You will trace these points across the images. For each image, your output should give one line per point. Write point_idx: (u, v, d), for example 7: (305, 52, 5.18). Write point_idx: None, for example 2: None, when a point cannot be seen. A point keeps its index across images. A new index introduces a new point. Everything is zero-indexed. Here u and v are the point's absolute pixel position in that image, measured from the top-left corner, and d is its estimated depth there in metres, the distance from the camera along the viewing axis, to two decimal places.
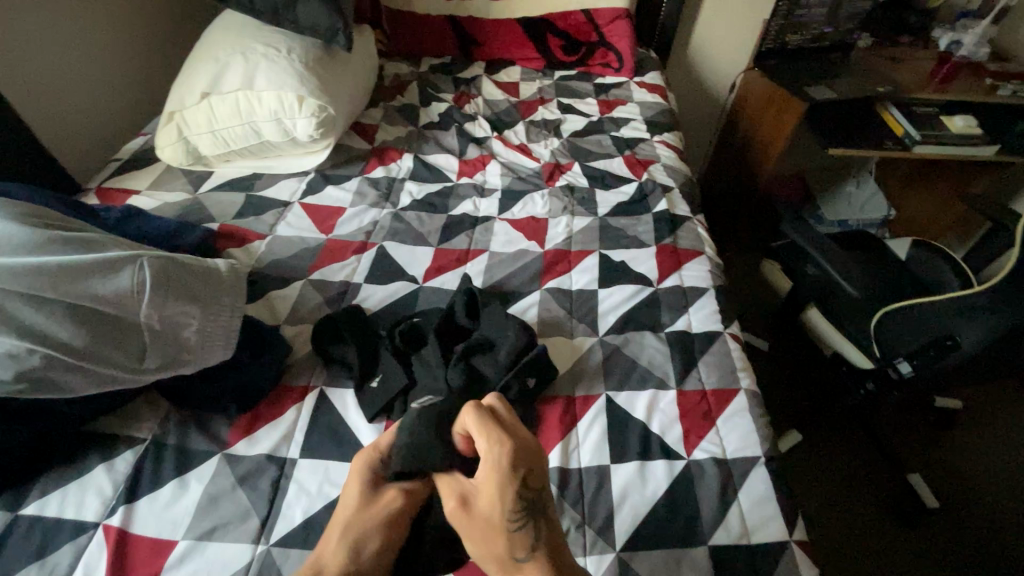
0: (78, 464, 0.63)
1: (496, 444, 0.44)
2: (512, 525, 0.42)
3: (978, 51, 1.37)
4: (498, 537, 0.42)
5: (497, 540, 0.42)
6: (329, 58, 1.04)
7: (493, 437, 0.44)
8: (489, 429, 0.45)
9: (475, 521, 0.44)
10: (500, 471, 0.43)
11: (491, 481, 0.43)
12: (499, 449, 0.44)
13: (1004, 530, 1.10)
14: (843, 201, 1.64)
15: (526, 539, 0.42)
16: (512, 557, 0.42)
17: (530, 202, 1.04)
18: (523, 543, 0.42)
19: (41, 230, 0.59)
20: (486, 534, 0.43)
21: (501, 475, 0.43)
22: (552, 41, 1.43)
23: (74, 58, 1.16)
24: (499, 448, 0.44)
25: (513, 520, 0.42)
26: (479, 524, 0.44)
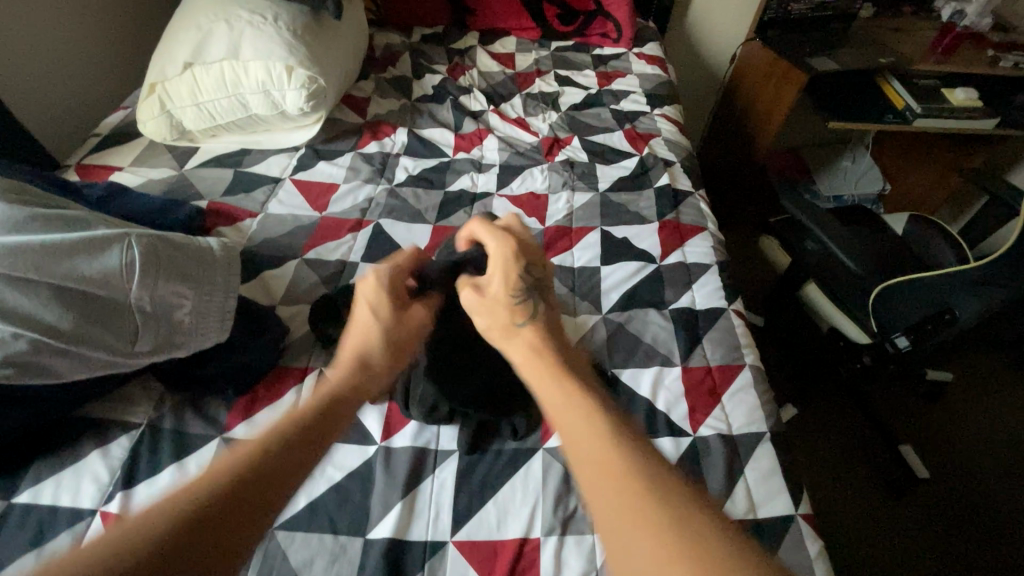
0: (72, 451, 0.61)
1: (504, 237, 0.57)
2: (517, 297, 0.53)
3: (981, 22, 1.33)
4: (503, 309, 0.53)
5: (505, 312, 0.53)
6: (319, 26, 1.00)
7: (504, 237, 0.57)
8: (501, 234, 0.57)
9: (486, 305, 0.54)
10: (507, 253, 0.55)
11: (499, 258, 0.56)
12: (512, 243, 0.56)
13: (992, 497, 1.13)
14: (840, 175, 1.64)
15: (524, 310, 0.53)
16: (512, 324, 0.52)
17: (530, 178, 1.02)
18: (524, 311, 0.53)
19: (21, 208, 0.56)
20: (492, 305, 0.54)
21: (506, 258, 0.55)
22: (548, 10, 1.38)
23: (47, 25, 1.10)
24: (506, 239, 0.56)
25: (516, 293, 0.54)
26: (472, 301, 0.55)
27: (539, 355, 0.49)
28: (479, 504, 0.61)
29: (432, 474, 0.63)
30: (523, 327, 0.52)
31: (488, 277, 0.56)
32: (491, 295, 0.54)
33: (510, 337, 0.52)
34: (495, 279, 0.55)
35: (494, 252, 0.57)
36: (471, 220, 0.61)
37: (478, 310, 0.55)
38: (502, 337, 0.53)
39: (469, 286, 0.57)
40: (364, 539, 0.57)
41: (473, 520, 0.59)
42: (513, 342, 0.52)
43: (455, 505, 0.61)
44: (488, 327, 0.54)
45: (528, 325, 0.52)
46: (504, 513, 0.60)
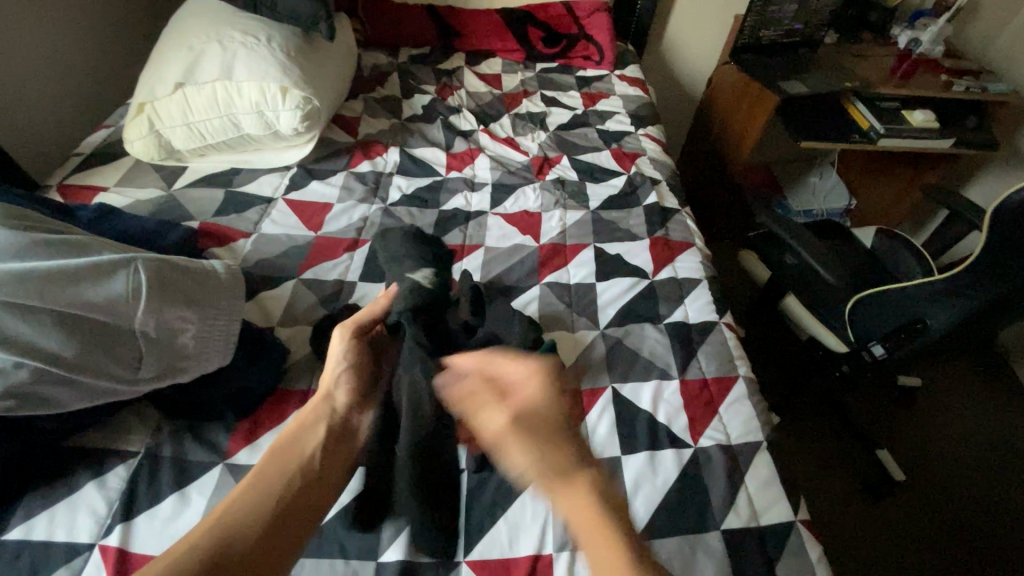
0: (66, 483, 0.59)
1: (546, 359, 0.57)
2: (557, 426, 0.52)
3: (934, 49, 1.42)
4: (549, 444, 0.50)
5: (550, 452, 0.49)
6: (311, 48, 1.00)
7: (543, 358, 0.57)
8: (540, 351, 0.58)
9: (523, 432, 0.51)
10: (548, 380, 0.55)
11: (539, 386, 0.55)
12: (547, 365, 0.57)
13: (965, 496, 1.19)
14: (810, 191, 1.73)
15: (569, 448, 0.50)
16: (568, 464, 0.48)
17: (522, 197, 1.04)
18: (570, 451, 0.50)
19: (22, 233, 0.55)
20: (537, 440, 0.50)
21: (551, 388, 0.54)
22: (533, 33, 1.43)
23: (25, 42, 1.07)
24: (545, 358, 0.57)
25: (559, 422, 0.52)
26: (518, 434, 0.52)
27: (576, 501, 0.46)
28: (490, 522, 0.61)
29: None
30: (577, 469, 0.48)
31: (533, 399, 0.53)
32: (531, 422, 0.52)
33: (559, 483, 0.48)
34: (532, 400, 0.54)
35: (533, 369, 0.56)
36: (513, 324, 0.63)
37: (520, 439, 0.50)
38: (551, 480, 0.48)
39: (511, 409, 0.52)
40: (376, 563, 0.57)
41: (485, 539, 0.59)
42: (567, 485, 0.47)
43: (465, 524, 0.61)
44: (533, 467, 0.49)
45: (584, 468, 0.49)
46: (515, 531, 0.60)
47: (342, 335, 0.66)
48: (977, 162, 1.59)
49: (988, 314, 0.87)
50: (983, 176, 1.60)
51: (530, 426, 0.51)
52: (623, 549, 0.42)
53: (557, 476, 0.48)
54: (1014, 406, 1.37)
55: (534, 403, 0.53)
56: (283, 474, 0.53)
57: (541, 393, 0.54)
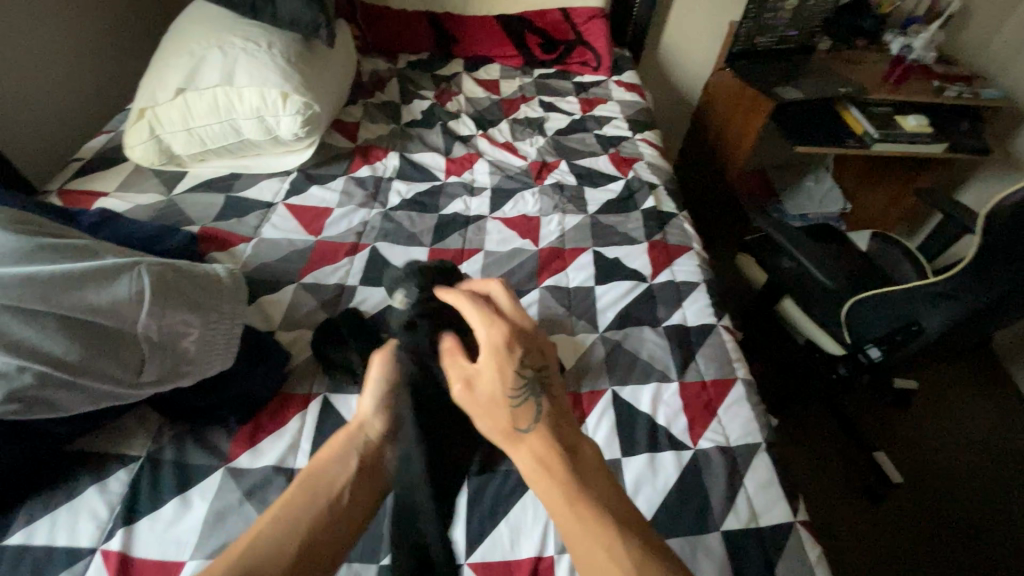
0: (67, 487, 0.59)
1: (493, 326, 0.56)
2: (511, 394, 0.52)
3: (926, 55, 1.45)
4: (502, 409, 0.52)
5: (504, 415, 0.51)
6: (311, 54, 1.01)
7: (490, 324, 0.56)
8: (487, 316, 0.57)
9: (479, 400, 0.53)
10: (496, 347, 0.55)
11: (488, 354, 0.55)
12: (492, 332, 0.56)
13: (963, 498, 1.19)
14: (805, 195, 1.75)
15: (524, 411, 0.51)
16: (515, 428, 0.50)
17: (521, 201, 1.04)
18: (526, 414, 0.51)
19: (27, 237, 0.55)
20: (491, 407, 0.52)
21: (499, 356, 0.54)
22: (531, 39, 1.44)
23: (25, 48, 1.07)
24: (495, 325, 0.56)
25: (511, 388, 0.53)
26: (473, 402, 0.54)
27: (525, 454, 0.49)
28: (491, 525, 0.61)
29: None
30: (528, 432, 0.50)
31: (480, 373, 0.55)
32: (483, 390, 0.54)
33: (514, 445, 0.50)
34: (483, 368, 0.54)
35: (483, 339, 0.56)
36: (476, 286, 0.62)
37: (475, 408, 0.54)
38: (506, 441, 0.51)
39: (461, 379, 0.55)
40: (379, 565, 0.57)
41: (487, 541, 0.60)
42: (518, 448, 0.50)
43: (467, 527, 0.61)
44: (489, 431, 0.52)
45: (534, 430, 0.50)
46: (517, 533, 0.60)
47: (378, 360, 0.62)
48: (970, 166, 1.61)
49: (981, 317, 0.88)
50: (976, 180, 1.62)
51: (484, 396, 0.53)
52: (575, 503, 0.45)
53: (509, 441, 0.50)
54: (1009, 407, 1.38)
55: (483, 373, 0.54)
56: (314, 500, 0.50)
57: (488, 364, 0.54)
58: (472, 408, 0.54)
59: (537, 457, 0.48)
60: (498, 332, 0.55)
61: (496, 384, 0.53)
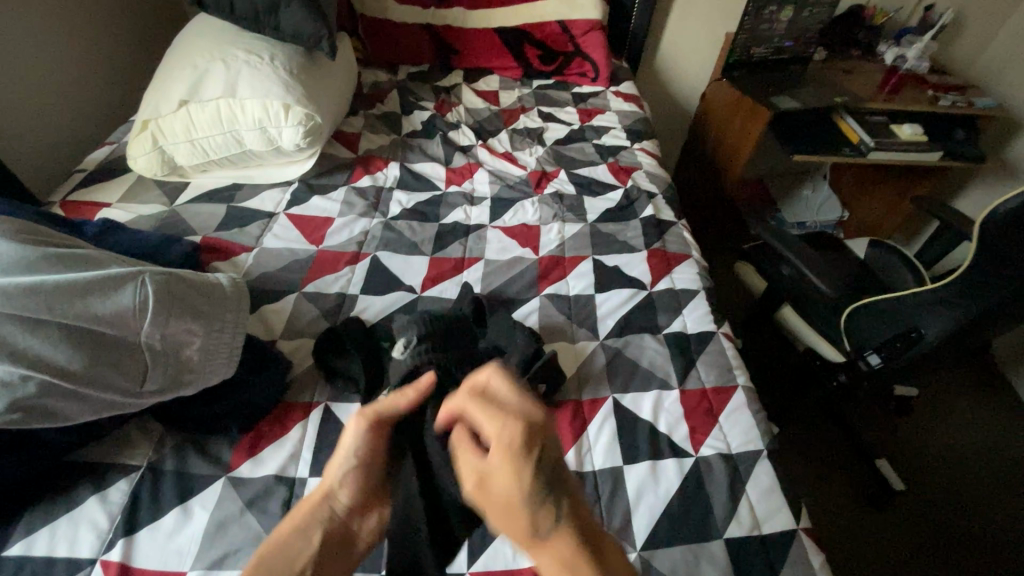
0: (67, 498, 0.58)
1: (505, 416, 0.44)
2: (531, 500, 0.40)
3: (920, 65, 1.47)
4: (522, 519, 0.40)
5: (525, 524, 0.40)
6: (313, 66, 1.02)
7: (502, 414, 0.44)
8: (495, 406, 0.45)
9: (492, 506, 0.42)
10: (511, 442, 0.42)
11: (501, 451, 0.42)
12: (505, 425, 0.44)
13: (967, 506, 1.19)
14: (802, 205, 1.75)
15: (546, 517, 0.40)
16: (536, 532, 0.40)
17: (521, 210, 1.05)
18: (548, 521, 0.40)
19: (33, 247, 0.56)
20: (508, 516, 0.41)
21: (514, 452, 0.42)
22: (529, 51, 1.45)
23: (30, 61, 1.09)
24: (506, 417, 0.44)
25: (533, 492, 0.41)
26: (488, 507, 0.42)
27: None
28: (494, 534, 0.61)
29: None
30: (550, 538, 0.40)
31: (490, 469, 0.43)
32: (496, 496, 0.42)
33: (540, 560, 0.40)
34: (495, 470, 0.42)
35: (493, 433, 0.44)
36: (481, 370, 0.48)
37: (488, 506, 0.43)
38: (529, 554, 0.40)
39: (471, 477, 0.43)
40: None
41: (489, 550, 0.59)
42: (542, 558, 0.40)
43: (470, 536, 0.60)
44: (506, 535, 0.42)
45: (558, 532, 0.40)
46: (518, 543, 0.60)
47: (357, 424, 0.51)
48: (965, 173, 1.63)
49: (980, 323, 0.89)
50: (972, 188, 1.63)
51: (497, 501, 0.42)
52: None
53: (530, 546, 0.41)
54: (1010, 414, 1.38)
55: (494, 474, 0.42)
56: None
57: (501, 463, 0.42)
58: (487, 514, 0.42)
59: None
60: (511, 426, 0.43)
61: (512, 489, 0.41)
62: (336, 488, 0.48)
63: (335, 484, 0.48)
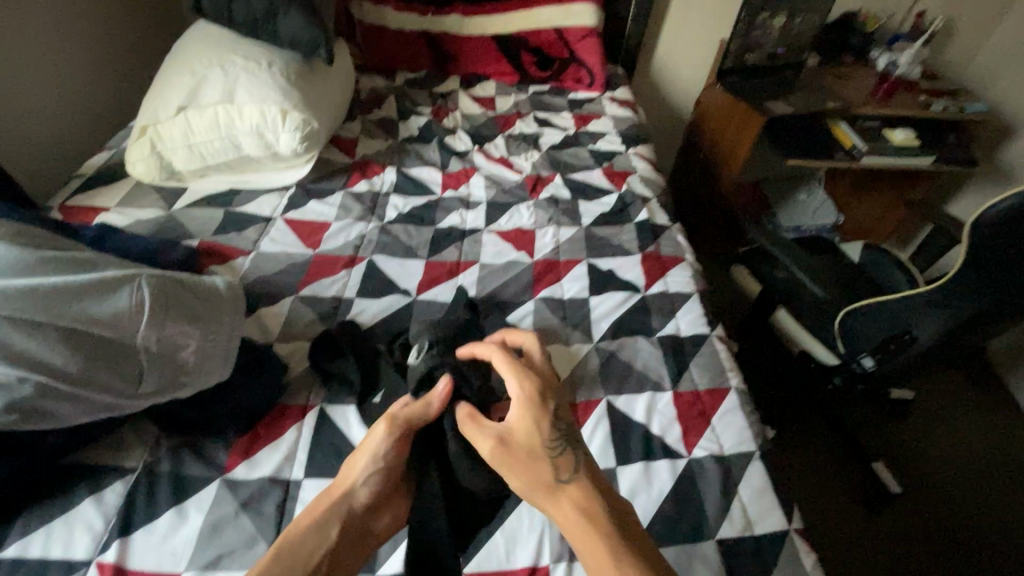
0: (62, 500, 0.59)
1: (525, 382, 0.57)
2: (548, 448, 0.54)
3: (912, 71, 1.48)
4: (542, 464, 0.53)
5: (544, 469, 0.53)
6: (310, 72, 1.03)
7: (525, 381, 0.57)
8: (519, 374, 0.58)
9: (514, 454, 0.55)
10: (531, 405, 0.56)
11: (524, 411, 0.56)
12: (527, 391, 0.57)
13: (962, 508, 1.19)
14: (799, 209, 1.75)
15: (562, 463, 0.54)
16: (556, 481, 0.52)
17: (516, 214, 1.06)
18: (565, 467, 0.53)
19: (31, 250, 0.57)
20: (532, 463, 0.54)
21: (535, 411, 0.56)
22: (525, 57, 1.47)
23: (29, 68, 1.10)
24: (527, 383, 0.57)
25: (550, 444, 0.54)
26: (512, 456, 0.55)
27: (569, 509, 0.51)
28: (487, 535, 0.61)
29: None
30: (566, 483, 0.52)
31: (515, 425, 0.56)
32: (519, 443, 0.56)
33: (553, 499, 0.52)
34: (518, 427, 0.56)
35: (516, 397, 0.57)
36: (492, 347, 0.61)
37: (512, 463, 0.55)
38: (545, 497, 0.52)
39: (494, 436, 0.56)
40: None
41: (482, 551, 0.59)
42: (557, 498, 0.52)
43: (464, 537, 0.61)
44: (527, 487, 0.53)
45: (571, 479, 0.53)
46: (512, 544, 0.60)
47: (382, 424, 0.57)
48: (958, 178, 1.64)
49: (971, 324, 0.89)
50: (965, 192, 1.65)
51: (520, 451, 0.55)
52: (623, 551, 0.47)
53: (551, 494, 0.52)
54: (1005, 416, 1.39)
55: (517, 429, 0.56)
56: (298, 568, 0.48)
57: (519, 418, 0.56)
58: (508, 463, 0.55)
59: (582, 517, 0.50)
60: (532, 391, 0.57)
61: (534, 440, 0.55)
62: (358, 483, 0.55)
63: (358, 479, 0.55)
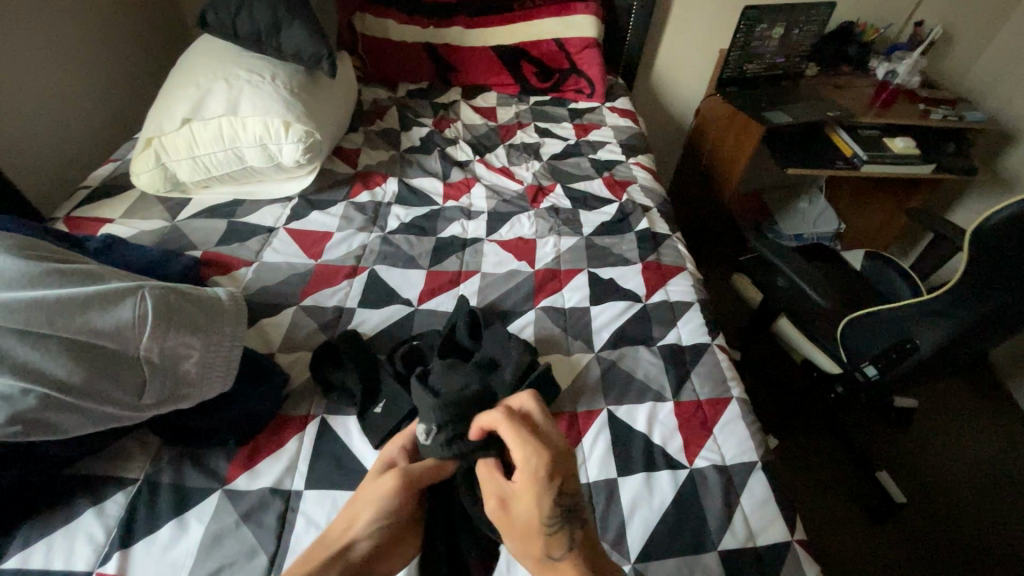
0: (63, 511, 0.59)
1: (528, 448, 0.44)
2: (545, 529, 0.43)
3: (911, 80, 1.49)
4: (538, 544, 0.43)
5: (536, 546, 0.44)
6: (313, 84, 1.04)
7: (529, 446, 0.45)
8: (524, 435, 0.45)
9: (512, 527, 0.46)
10: (532, 477, 0.43)
11: (526, 482, 0.44)
12: (531, 458, 0.44)
13: (968, 518, 1.18)
14: (798, 218, 1.73)
15: (560, 543, 0.43)
16: (546, 557, 0.43)
17: (518, 224, 1.07)
18: (561, 546, 0.43)
19: (36, 262, 0.57)
20: (524, 539, 0.44)
21: (536, 485, 0.43)
22: (526, 68, 1.48)
23: (37, 82, 1.12)
24: (529, 446, 0.44)
25: (549, 523, 0.43)
26: (510, 528, 0.46)
27: None
28: None
29: None
30: (560, 562, 0.43)
31: (514, 494, 0.45)
32: (516, 518, 0.45)
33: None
34: (520, 499, 0.44)
35: (517, 464, 0.45)
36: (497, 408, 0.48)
37: (508, 530, 0.46)
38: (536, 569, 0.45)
39: (495, 498, 0.47)
40: None
41: None
42: None
43: None
44: (521, 553, 0.46)
45: (568, 557, 0.43)
46: (513, 556, 0.60)
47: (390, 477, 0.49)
48: (959, 186, 1.65)
49: (974, 333, 0.89)
50: (965, 200, 1.65)
51: (516, 523, 0.45)
52: None
53: (542, 566, 0.44)
54: (1010, 425, 1.38)
55: (518, 499, 0.45)
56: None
57: (521, 493, 0.44)
58: (507, 531, 0.47)
59: None
60: (536, 461, 0.44)
61: (533, 518, 0.43)
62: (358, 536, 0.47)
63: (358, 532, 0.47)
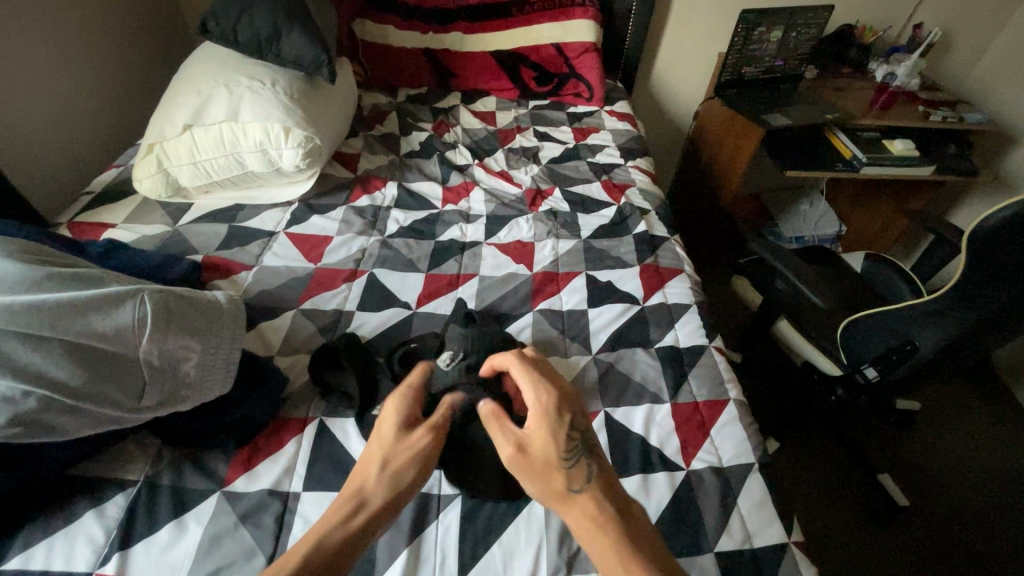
0: (64, 512, 0.59)
1: (541, 386, 0.58)
2: (562, 455, 0.53)
3: (910, 82, 1.49)
4: (556, 473, 0.53)
5: (556, 477, 0.52)
6: (313, 90, 1.05)
7: (542, 388, 0.57)
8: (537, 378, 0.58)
9: (530, 464, 0.54)
10: (548, 412, 0.56)
11: (540, 417, 0.56)
12: (545, 397, 0.57)
13: (971, 521, 1.17)
14: (799, 218, 1.74)
15: (576, 473, 0.53)
16: (567, 490, 0.52)
17: (516, 227, 1.07)
18: (578, 477, 0.52)
19: (37, 266, 0.58)
20: (545, 471, 0.53)
21: (551, 419, 0.56)
22: (525, 72, 1.49)
23: (41, 89, 1.13)
24: (543, 386, 0.58)
25: (564, 452, 0.54)
26: (527, 466, 0.54)
27: (581, 518, 0.50)
28: (484, 548, 0.60)
29: (435, 520, 0.63)
30: (579, 494, 0.51)
31: (531, 435, 0.56)
32: (536, 455, 0.54)
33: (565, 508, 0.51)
34: (537, 436, 0.55)
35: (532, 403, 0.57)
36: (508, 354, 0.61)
37: (526, 471, 0.54)
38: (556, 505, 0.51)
39: (512, 442, 0.55)
40: None
41: (480, 564, 0.59)
42: (569, 510, 0.51)
43: (461, 548, 0.60)
44: (540, 495, 0.52)
45: (586, 490, 0.52)
46: (509, 557, 0.60)
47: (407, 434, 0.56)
48: (960, 188, 1.64)
49: (973, 335, 0.89)
50: (967, 202, 1.64)
51: (536, 460, 0.54)
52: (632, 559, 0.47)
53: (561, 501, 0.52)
54: (1014, 426, 1.37)
55: (535, 438, 0.55)
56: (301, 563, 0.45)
57: (537, 428, 0.56)
58: (524, 471, 0.54)
59: (592, 520, 0.50)
60: (549, 396, 0.57)
61: (550, 449, 0.54)
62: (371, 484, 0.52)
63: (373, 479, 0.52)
